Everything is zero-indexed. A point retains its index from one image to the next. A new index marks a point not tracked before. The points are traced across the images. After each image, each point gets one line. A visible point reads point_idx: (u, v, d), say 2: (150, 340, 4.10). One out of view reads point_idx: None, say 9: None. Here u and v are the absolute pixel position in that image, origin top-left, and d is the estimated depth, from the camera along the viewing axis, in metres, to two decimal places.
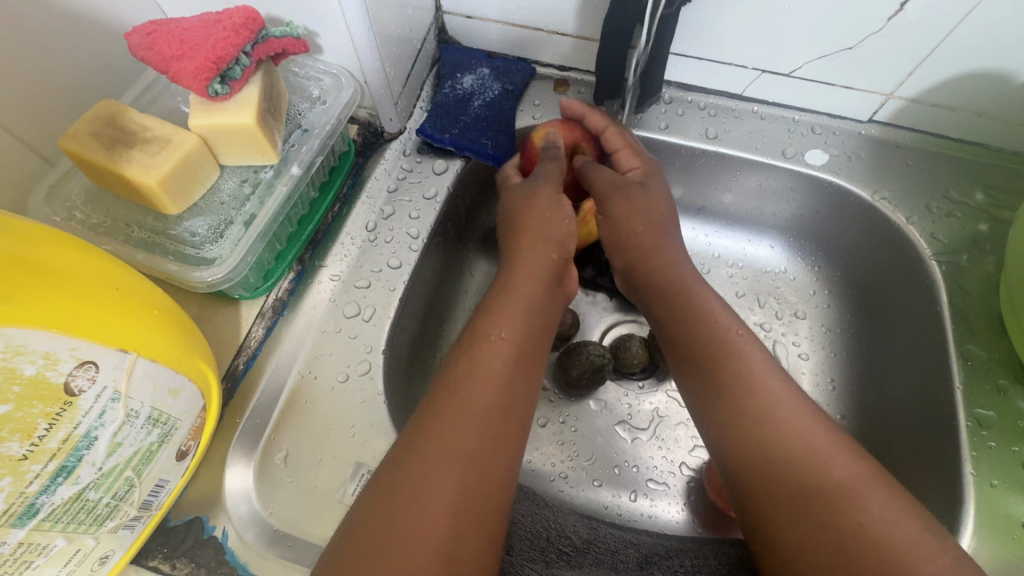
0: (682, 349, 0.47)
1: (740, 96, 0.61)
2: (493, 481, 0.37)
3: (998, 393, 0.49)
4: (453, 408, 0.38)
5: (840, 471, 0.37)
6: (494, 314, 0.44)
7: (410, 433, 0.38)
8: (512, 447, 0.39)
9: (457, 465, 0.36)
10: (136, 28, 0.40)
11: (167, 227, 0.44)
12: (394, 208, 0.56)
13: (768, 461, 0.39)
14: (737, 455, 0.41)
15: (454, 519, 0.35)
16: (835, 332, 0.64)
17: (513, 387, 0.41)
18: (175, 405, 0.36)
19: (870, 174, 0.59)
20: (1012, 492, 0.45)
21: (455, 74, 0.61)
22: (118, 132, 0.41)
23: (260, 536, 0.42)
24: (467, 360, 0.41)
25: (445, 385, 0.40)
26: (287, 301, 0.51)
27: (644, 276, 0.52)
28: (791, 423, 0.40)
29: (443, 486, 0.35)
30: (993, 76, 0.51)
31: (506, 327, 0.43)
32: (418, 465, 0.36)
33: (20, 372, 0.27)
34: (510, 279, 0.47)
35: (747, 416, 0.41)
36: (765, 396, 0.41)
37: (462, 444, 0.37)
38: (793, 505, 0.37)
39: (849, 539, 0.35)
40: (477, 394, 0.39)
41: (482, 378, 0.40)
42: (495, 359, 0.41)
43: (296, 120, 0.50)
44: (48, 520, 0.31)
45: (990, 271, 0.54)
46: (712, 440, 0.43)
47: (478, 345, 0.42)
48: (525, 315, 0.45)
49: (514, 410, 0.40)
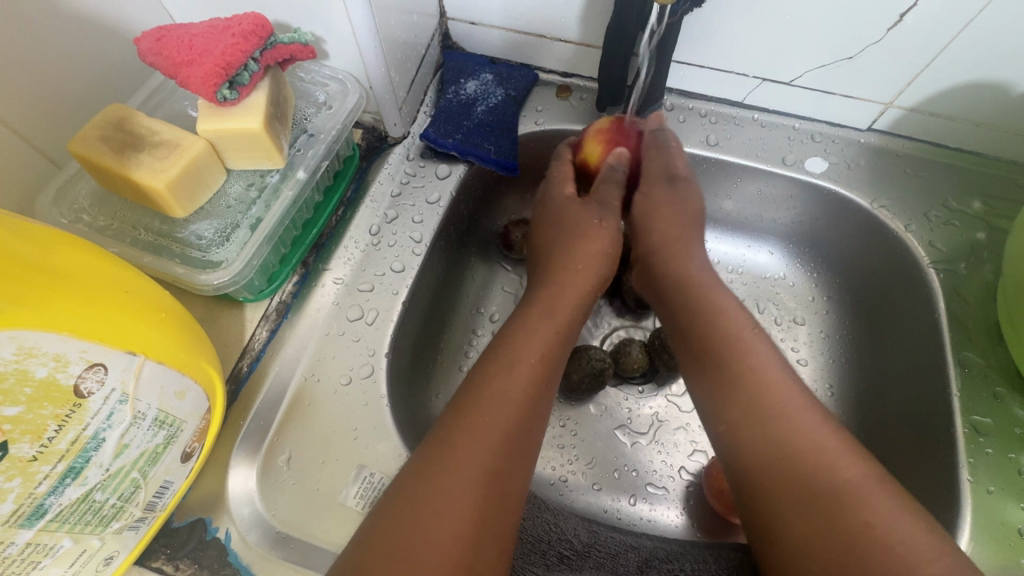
0: (693, 345, 0.47)
1: (740, 104, 0.62)
2: (509, 492, 0.38)
3: (995, 400, 0.49)
4: (484, 423, 0.39)
5: (846, 471, 0.37)
6: (526, 336, 0.45)
7: (434, 444, 0.38)
8: (529, 462, 0.40)
9: (482, 480, 0.37)
10: (146, 34, 0.41)
11: (174, 231, 0.44)
12: (398, 212, 0.57)
13: (774, 457, 0.39)
14: (747, 453, 0.41)
15: (475, 534, 0.35)
16: (833, 338, 0.65)
17: (537, 408, 0.42)
18: (181, 407, 0.36)
19: (869, 183, 0.60)
20: (1008, 499, 0.45)
21: (459, 80, 0.62)
22: (126, 136, 0.41)
23: (263, 538, 0.43)
24: (501, 377, 0.42)
25: (475, 398, 0.41)
26: (291, 304, 0.52)
27: (656, 270, 0.53)
28: (791, 422, 0.40)
29: (465, 496, 0.36)
30: (991, 86, 0.51)
31: (539, 348, 0.44)
32: (444, 478, 0.36)
33: (32, 374, 0.28)
34: (537, 300, 0.49)
35: (755, 416, 0.41)
36: (773, 396, 0.42)
37: (487, 460, 0.37)
38: (802, 502, 0.37)
39: (853, 536, 0.35)
40: (507, 412, 0.40)
41: (511, 398, 0.41)
42: (525, 378, 0.42)
43: (302, 125, 0.50)
44: (56, 520, 0.31)
45: (987, 279, 0.55)
46: (723, 436, 0.43)
47: (511, 364, 0.43)
48: (556, 339, 0.46)
49: (535, 432, 0.41)
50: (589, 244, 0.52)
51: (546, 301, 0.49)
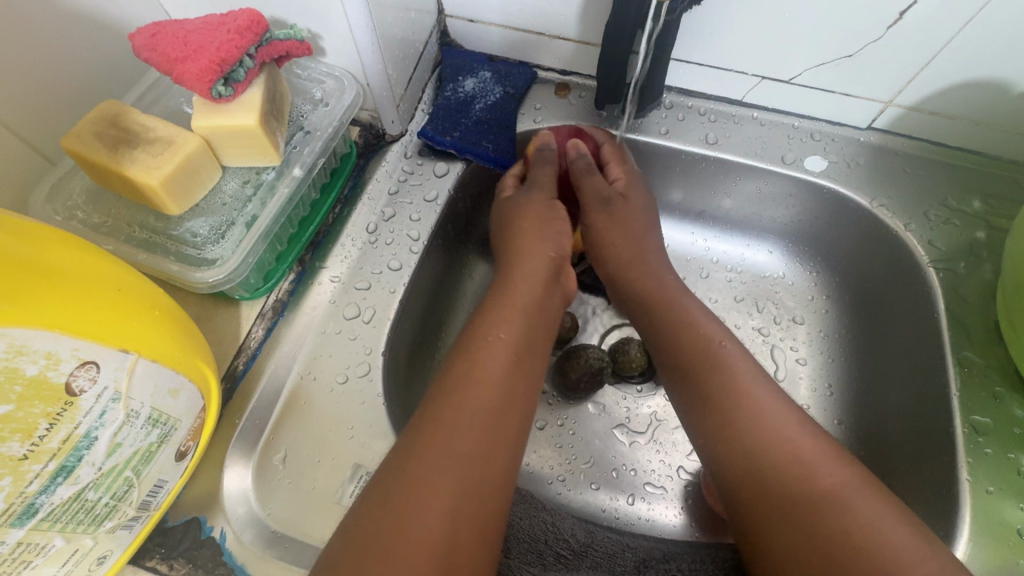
0: (670, 355, 0.47)
1: (740, 102, 0.61)
2: (490, 483, 0.37)
3: (994, 400, 0.49)
4: (453, 408, 0.39)
5: (825, 479, 0.37)
6: (489, 318, 0.45)
7: (409, 437, 0.38)
8: (511, 448, 0.40)
9: (453, 466, 0.36)
10: (140, 29, 0.40)
11: (169, 228, 0.44)
12: (395, 210, 0.57)
13: (752, 468, 0.39)
14: (725, 465, 0.41)
15: (449, 520, 0.35)
16: (832, 338, 0.65)
17: (513, 389, 0.42)
18: (175, 405, 0.36)
19: (868, 181, 0.59)
20: (1007, 499, 0.45)
21: (457, 77, 0.61)
22: (120, 133, 0.41)
23: (258, 538, 0.42)
24: (469, 361, 0.42)
25: (444, 387, 0.41)
26: (287, 302, 0.51)
27: (629, 284, 0.53)
28: (775, 428, 0.40)
29: (438, 482, 0.36)
30: (991, 85, 0.51)
31: (506, 328, 0.44)
32: (415, 466, 0.36)
33: (22, 372, 0.27)
34: (509, 285, 0.48)
35: (733, 423, 0.41)
36: (748, 405, 0.42)
37: (457, 445, 0.37)
38: (782, 512, 0.37)
39: (836, 545, 0.35)
40: (477, 395, 0.40)
41: (480, 381, 0.41)
42: (493, 360, 0.42)
43: (298, 122, 0.50)
44: (47, 520, 0.31)
45: (987, 279, 0.54)
46: (703, 446, 0.42)
47: (479, 349, 0.43)
48: (525, 318, 0.46)
49: (513, 411, 0.41)
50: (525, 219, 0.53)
51: (518, 287, 0.48)
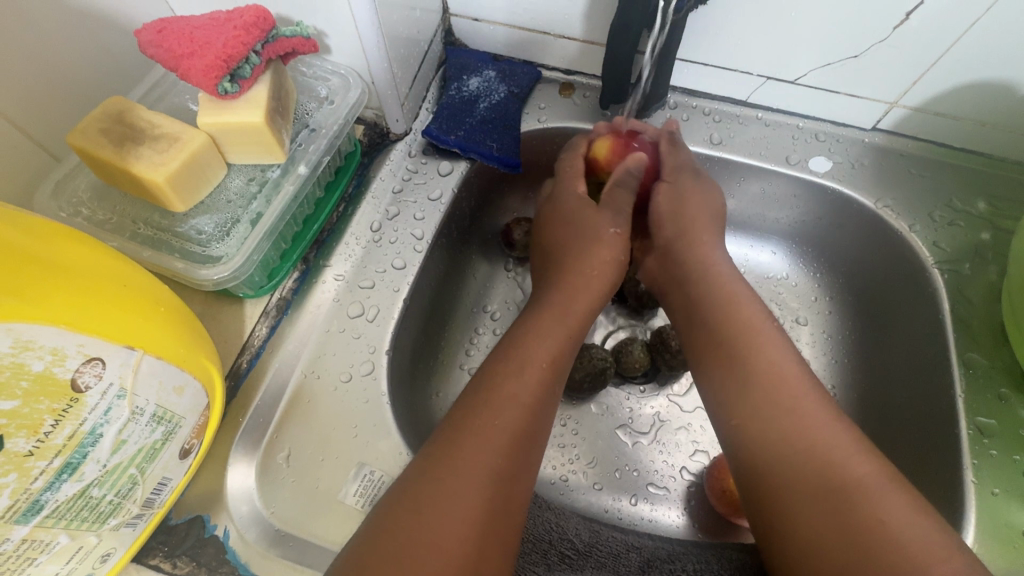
0: (707, 336, 0.46)
1: (745, 103, 0.61)
2: (514, 501, 0.37)
3: (999, 401, 0.49)
4: (493, 426, 0.39)
5: (858, 466, 0.37)
6: (537, 334, 0.45)
7: (442, 444, 0.38)
8: (532, 467, 0.40)
9: (486, 482, 0.36)
10: (146, 26, 0.40)
11: (173, 225, 0.44)
12: (400, 209, 0.56)
13: (788, 454, 0.39)
14: (760, 451, 0.40)
15: (479, 534, 0.35)
16: (836, 339, 0.65)
17: (544, 410, 0.42)
18: (180, 403, 0.36)
19: (873, 183, 0.59)
20: (1012, 501, 0.45)
21: (461, 76, 0.61)
22: (127, 129, 0.41)
23: (261, 536, 0.42)
24: (512, 380, 0.41)
25: (485, 401, 0.40)
26: (291, 300, 0.51)
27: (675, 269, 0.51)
28: (812, 417, 0.39)
29: (472, 499, 0.35)
30: (997, 86, 0.51)
31: (552, 351, 0.44)
32: (452, 477, 0.36)
33: (28, 367, 0.27)
34: (566, 295, 0.48)
35: (770, 409, 0.40)
36: (788, 388, 0.41)
37: (494, 462, 0.37)
38: (816, 497, 0.37)
39: (866, 530, 0.34)
40: (515, 415, 0.40)
41: (520, 399, 0.40)
42: (533, 380, 0.42)
43: (303, 120, 0.50)
44: (51, 517, 0.31)
45: (992, 280, 0.54)
46: (733, 432, 0.42)
47: (521, 366, 0.42)
48: (567, 345, 0.45)
49: (540, 431, 0.41)
50: (600, 245, 0.50)
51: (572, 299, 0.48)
